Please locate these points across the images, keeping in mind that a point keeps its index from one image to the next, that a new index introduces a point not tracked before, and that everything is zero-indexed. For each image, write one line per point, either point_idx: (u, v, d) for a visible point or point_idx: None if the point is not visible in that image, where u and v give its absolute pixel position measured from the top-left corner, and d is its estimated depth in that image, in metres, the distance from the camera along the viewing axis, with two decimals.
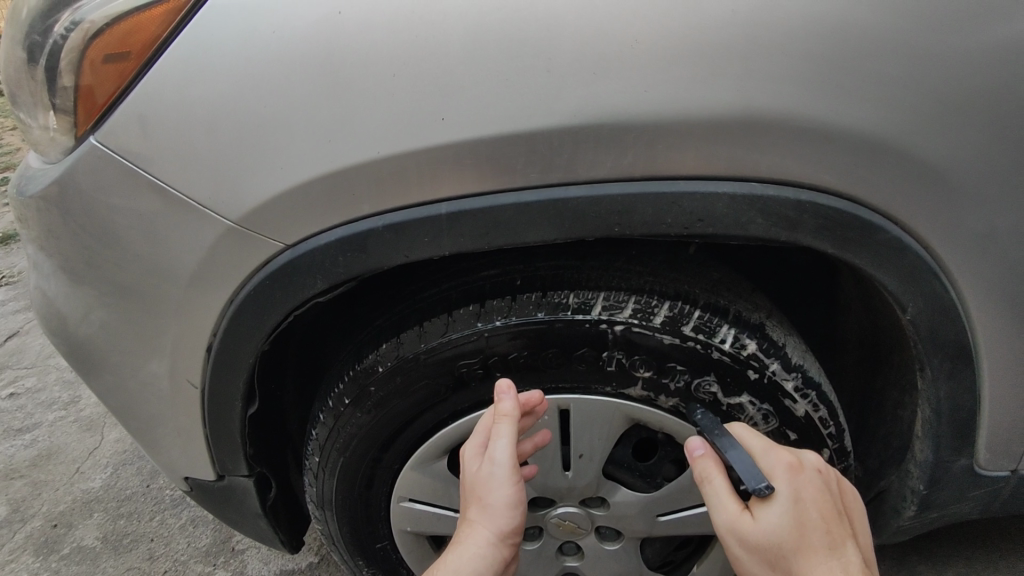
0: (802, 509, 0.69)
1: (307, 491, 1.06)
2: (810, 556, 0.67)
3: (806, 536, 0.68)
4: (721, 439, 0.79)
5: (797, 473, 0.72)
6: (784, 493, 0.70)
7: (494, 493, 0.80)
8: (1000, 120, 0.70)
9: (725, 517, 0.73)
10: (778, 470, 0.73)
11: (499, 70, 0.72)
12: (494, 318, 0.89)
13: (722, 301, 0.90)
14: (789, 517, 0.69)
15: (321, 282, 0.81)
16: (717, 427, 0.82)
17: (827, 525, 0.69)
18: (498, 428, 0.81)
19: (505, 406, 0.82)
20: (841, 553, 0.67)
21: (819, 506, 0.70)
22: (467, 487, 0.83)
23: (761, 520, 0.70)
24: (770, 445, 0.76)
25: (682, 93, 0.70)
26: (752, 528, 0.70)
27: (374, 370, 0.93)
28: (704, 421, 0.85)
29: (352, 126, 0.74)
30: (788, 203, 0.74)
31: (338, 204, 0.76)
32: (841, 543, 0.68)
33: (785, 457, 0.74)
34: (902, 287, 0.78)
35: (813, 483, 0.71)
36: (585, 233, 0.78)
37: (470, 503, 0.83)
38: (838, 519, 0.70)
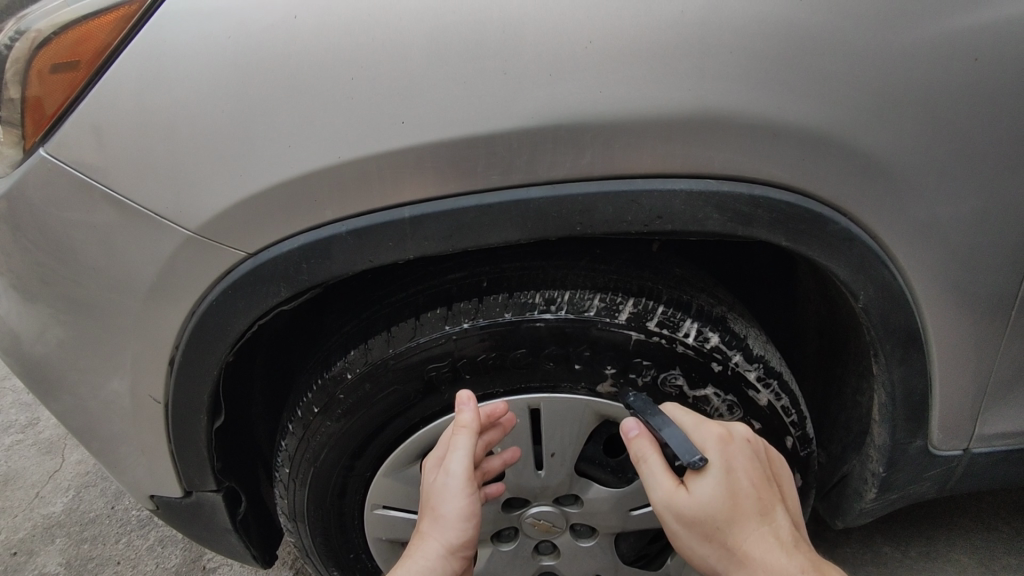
0: (734, 479, 0.75)
1: (279, 503, 1.06)
2: (743, 524, 0.74)
3: (738, 505, 0.74)
4: (655, 418, 0.80)
5: (727, 444, 0.77)
6: (717, 465, 0.75)
7: (446, 504, 0.83)
8: (948, 105, 0.69)
9: (660, 493, 0.76)
10: (709, 443, 0.77)
11: (452, 71, 0.65)
12: (462, 321, 0.84)
13: (685, 295, 0.88)
14: (722, 488, 0.74)
15: (285, 291, 0.75)
16: (649, 405, 0.83)
17: (757, 492, 0.75)
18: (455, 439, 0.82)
19: (464, 417, 0.83)
20: (770, 517, 0.75)
21: (749, 475, 0.76)
22: (424, 497, 0.86)
23: (696, 493, 0.75)
24: (700, 419, 0.80)
25: (635, 93, 0.65)
26: (687, 500, 0.75)
27: (342, 378, 0.89)
28: (637, 401, 0.84)
29: (298, 136, 0.67)
30: (741, 199, 0.71)
31: (283, 216, 0.71)
32: (769, 507, 0.75)
33: (715, 429, 0.78)
34: (854, 277, 0.78)
35: (743, 453, 0.77)
36: (547, 233, 0.72)
37: (424, 512, 0.86)
38: (765, 484, 0.77)
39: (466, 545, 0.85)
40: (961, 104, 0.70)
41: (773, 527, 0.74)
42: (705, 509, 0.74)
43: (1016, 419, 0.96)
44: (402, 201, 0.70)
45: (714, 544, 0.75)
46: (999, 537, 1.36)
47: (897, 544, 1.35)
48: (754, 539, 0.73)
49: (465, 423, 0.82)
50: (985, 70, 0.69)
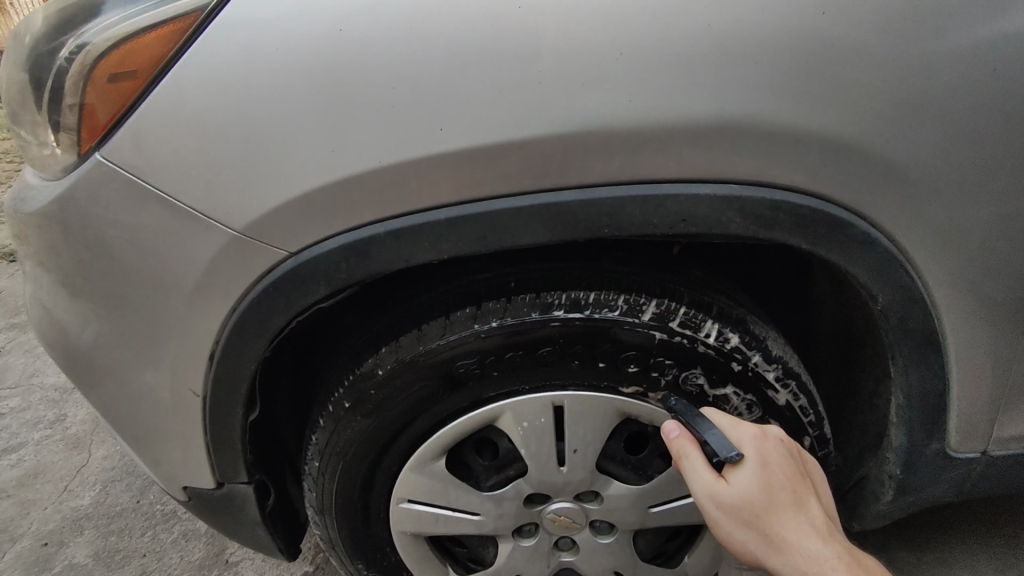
0: (770, 471, 0.78)
1: (307, 497, 1.09)
2: (781, 514, 0.76)
3: (775, 496, 0.77)
4: (696, 421, 0.84)
5: (762, 441, 0.81)
6: (754, 460, 0.79)
7: None
8: (966, 114, 0.72)
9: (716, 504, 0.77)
10: (745, 438, 0.81)
11: (488, 81, 0.68)
12: (490, 319, 0.87)
13: (706, 296, 0.90)
14: (758, 479, 0.77)
15: (323, 289, 0.79)
16: (690, 409, 0.88)
17: (792, 484, 0.78)
18: None
19: None
20: (805, 508, 0.77)
21: (783, 468, 0.79)
22: None
23: (735, 484, 0.78)
24: (735, 420, 0.84)
25: (663, 102, 0.68)
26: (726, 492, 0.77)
27: (373, 374, 0.93)
28: (678, 406, 0.88)
29: (341, 141, 0.70)
30: (763, 204, 0.74)
31: (323, 218, 0.74)
32: (804, 499, 0.78)
33: (750, 427, 0.82)
34: (873, 280, 0.80)
35: (776, 450, 0.81)
36: (576, 236, 0.74)
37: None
38: (801, 479, 0.79)
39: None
40: (979, 113, 0.72)
41: (810, 516, 0.77)
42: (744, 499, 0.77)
43: None
44: (436, 204, 0.73)
45: (753, 532, 0.77)
46: (1014, 543, 1.36)
47: (911, 548, 1.36)
48: (791, 527, 0.76)
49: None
50: (1003, 80, 0.71)
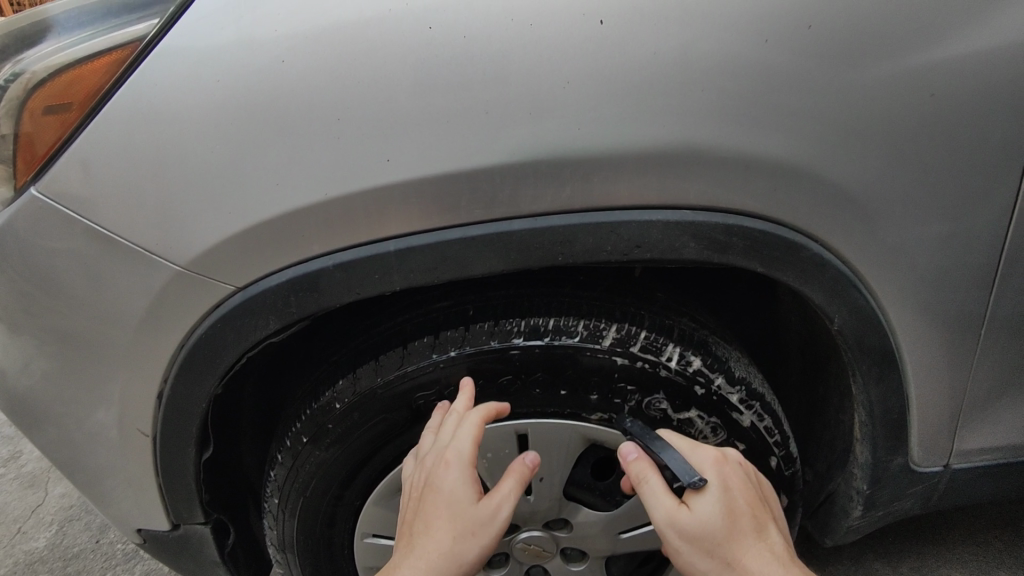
0: (731, 497, 0.77)
1: (268, 534, 1.06)
2: (742, 541, 0.76)
3: (737, 521, 0.76)
4: (654, 443, 0.82)
5: (722, 465, 0.80)
6: (716, 484, 0.78)
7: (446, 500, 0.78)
8: (910, 136, 0.73)
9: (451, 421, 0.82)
10: (707, 463, 0.80)
11: (434, 110, 0.67)
12: (448, 349, 0.86)
13: (667, 319, 0.90)
14: (720, 505, 0.76)
15: (273, 323, 0.76)
16: (647, 431, 0.85)
17: (750, 509, 0.78)
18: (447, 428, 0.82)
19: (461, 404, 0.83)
20: (766, 535, 0.77)
21: (743, 493, 0.78)
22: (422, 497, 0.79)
23: (696, 511, 0.76)
24: (694, 443, 0.83)
25: (611, 130, 0.68)
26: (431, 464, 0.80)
27: (331, 408, 0.90)
28: (635, 429, 0.86)
29: (286, 173, 0.69)
30: (717, 228, 0.74)
31: (271, 251, 0.73)
32: (764, 523, 0.78)
33: (710, 452, 0.81)
34: (829, 300, 0.80)
35: (736, 473, 0.80)
36: (529, 264, 0.73)
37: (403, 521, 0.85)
38: (759, 503, 0.79)
39: (477, 536, 0.76)
40: (922, 135, 0.73)
41: (770, 543, 0.77)
42: (452, 498, 0.77)
43: (994, 436, 0.98)
44: (386, 235, 0.72)
45: (715, 561, 0.76)
46: (984, 552, 1.37)
47: (885, 561, 1.36)
48: (753, 555, 0.75)
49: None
50: (944, 102, 0.72)
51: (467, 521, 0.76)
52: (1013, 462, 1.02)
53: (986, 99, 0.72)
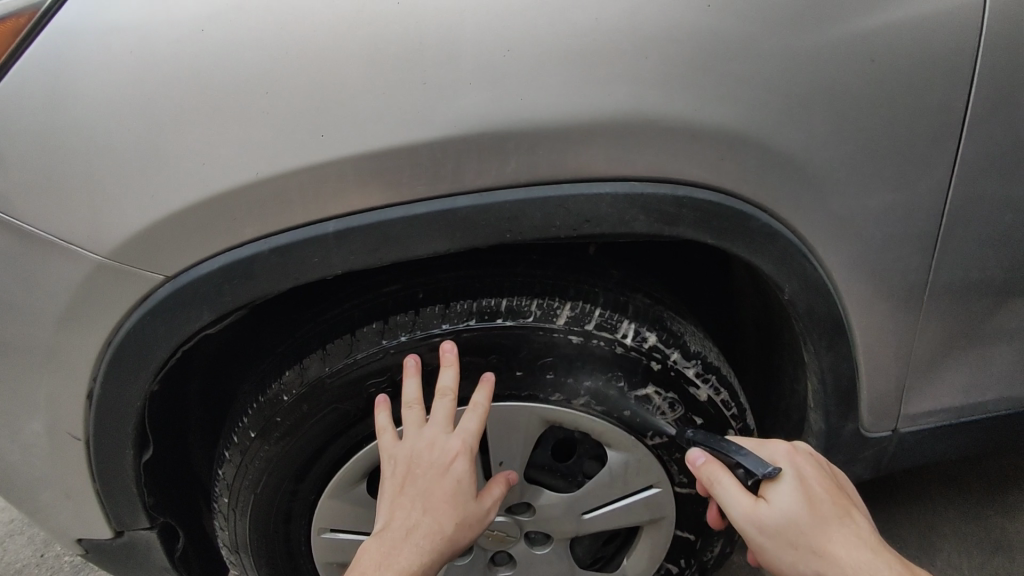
0: (808, 486, 0.79)
1: (219, 536, 1.02)
2: (827, 527, 0.76)
3: (819, 509, 0.77)
4: (721, 445, 0.85)
5: (795, 457, 0.82)
6: (790, 474, 0.80)
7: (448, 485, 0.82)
8: (853, 103, 0.73)
9: (445, 405, 0.82)
10: (780, 456, 0.83)
11: (369, 82, 0.64)
12: (398, 334, 0.83)
13: (621, 296, 0.89)
14: (798, 494, 0.78)
15: (208, 313, 0.72)
16: (710, 437, 0.88)
17: (830, 496, 0.79)
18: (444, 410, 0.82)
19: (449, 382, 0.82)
20: (851, 520, 0.77)
21: (819, 481, 0.80)
22: (422, 480, 0.81)
23: (775, 503, 0.78)
24: (764, 442, 0.86)
25: (555, 100, 0.66)
26: (438, 449, 0.82)
27: (278, 401, 0.87)
28: (697, 435, 0.89)
29: (213, 152, 0.65)
30: (666, 200, 0.73)
31: (201, 237, 0.68)
32: (847, 510, 0.78)
33: (781, 445, 0.84)
34: (780, 270, 0.80)
35: (809, 464, 0.82)
36: (477, 243, 0.71)
37: (384, 493, 0.83)
38: (838, 491, 0.80)
39: (471, 527, 0.84)
40: (865, 103, 0.73)
41: (857, 529, 0.77)
42: (460, 489, 0.82)
43: (939, 399, 1.01)
44: (326, 216, 0.68)
45: (801, 550, 0.76)
46: (933, 511, 1.43)
47: None
48: (838, 539, 0.75)
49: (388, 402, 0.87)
50: (884, 69, 0.72)
51: (467, 510, 0.83)
52: (958, 423, 1.05)
53: (924, 66, 0.73)
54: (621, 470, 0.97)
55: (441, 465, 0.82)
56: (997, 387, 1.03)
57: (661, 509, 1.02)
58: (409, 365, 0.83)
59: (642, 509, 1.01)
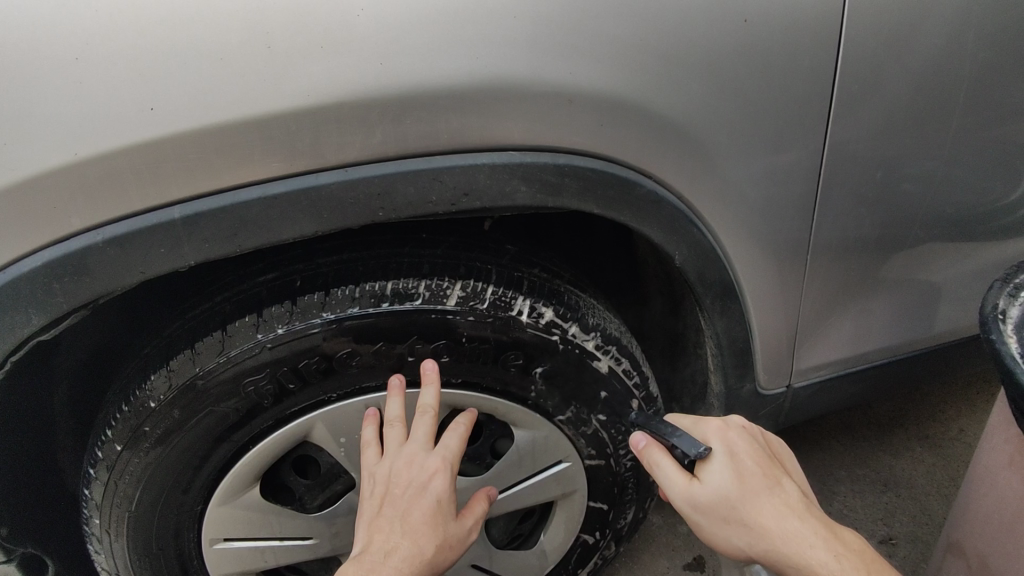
0: (738, 461, 0.77)
1: (96, 560, 0.92)
2: (755, 500, 0.73)
3: (748, 483, 0.75)
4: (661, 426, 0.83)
5: (726, 432, 0.80)
6: (721, 451, 0.78)
7: (427, 504, 0.79)
8: (729, 66, 0.72)
9: (426, 422, 0.82)
10: (710, 434, 0.81)
11: (203, 46, 0.56)
12: (274, 327, 0.77)
13: (515, 272, 0.86)
14: (729, 471, 0.76)
15: (37, 318, 0.63)
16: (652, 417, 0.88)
17: (761, 468, 0.76)
18: (423, 424, 0.82)
19: (429, 399, 0.82)
20: (779, 488, 0.75)
21: (752, 455, 0.78)
22: (402, 498, 0.79)
23: (708, 481, 0.76)
24: (699, 418, 0.84)
25: (419, 63, 0.60)
26: (417, 466, 0.80)
27: (145, 408, 0.78)
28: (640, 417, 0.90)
29: (18, 130, 0.55)
30: (547, 169, 0.70)
31: (16, 228, 0.59)
32: (776, 479, 0.76)
33: (713, 423, 0.82)
34: (668, 238, 0.80)
35: (742, 438, 0.80)
36: (348, 223, 0.65)
37: (362, 516, 0.81)
38: (770, 461, 0.78)
39: (453, 548, 0.81)
40: (741, 65, 0.72)
41: (785, 496, 0.74)
42: (439, 507, 0.79)
43: (827, 353, 1.06)
44: (167, 199, 0.61)
45: (734, 526, 0.74)
46: (830, 456, 1.52)
47: None
48: (767, 510, 0.73)
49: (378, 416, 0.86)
50: (757, 31, 0.72)
51: (447, 530, 0.80)
52: (844, 375, 1.11)
53: (795, 27, 0.73)
54: (529, 448, 0.95)
55: (419, 483, 0.80)
56: (878, 337, 1.09)
57: (573, 482, 1.02)
58: (393, 383, 0.83)
59: (554, 485, 1.00)
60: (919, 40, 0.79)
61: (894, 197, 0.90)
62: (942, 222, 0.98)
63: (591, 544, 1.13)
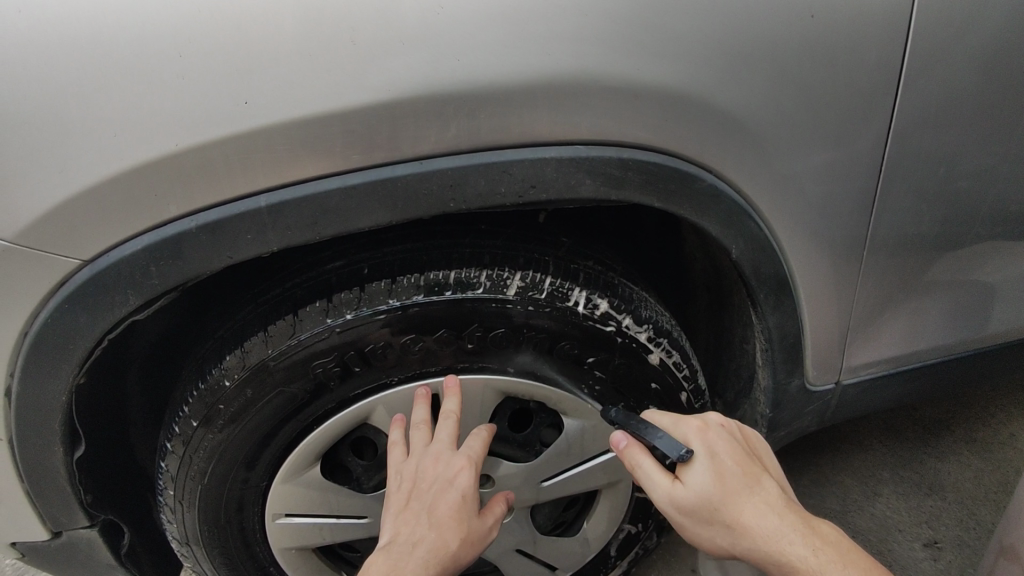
0: (720, 462, 0.77)
1: (168, 529, 0.98)
2: (738, 501, 0.75)
3: (729, 484, 0.76)
4: (640, 427, 0.83)
5: (707, 432, 0.81)
6: (702, 452, 0.78)
7: (451, 502, 0.84)
8: (793, 61, 0.72)
9: (450, 426, 0.86)
10: (691, 434, 0.81)
11: (294, 44, 0.60)
12: (343, 313, 0.80)
13: (572, 264, 0.88)
14: (712, 472, 0.77)
15: (134, 298, 0.67)
16: (632, 417, 0.85)
17: (742, 467, 0.78)
18: (447, 428, 0.86)
19: (452, 405, 0.87)
20: (760, 487, 0.77)
21: (732, 454, 0.78)
22: (429, 495, 0.84)
23: (692, 483, 0.77)
24: (676, 417, 0.84)
25: (493, 59, 0.63)
26: (442, 465, 0.85)
27: (220, 387, 0.83)
28: (618, 414, 0.87)
29: (127, 121, 0.59)
30: (611, 163, 0.71)
31: (121, 213, 0.63)
32: (756, 477, 0.77)
33: (692, 422, 0.82)
34: (724, 231, 0.81)
35: (721, 437, 0.81)
36: (420, 213, 0.68)
37: (388, 510, 0.85)
38: (749, 459, 0.79)
39: (475, 543, 0.86)
40: (805, 59, 0.73)
41: (765, 495, 0.76)
42: (464, 503, 0.84)
43: (878, 351, 1.05)
44: (255, 189, 0.64)
45: (718, 526, 0.76)
46: (874, 457, 1.51)
47: (791, 476, 1.46)
48: (749, 510, 0.75)
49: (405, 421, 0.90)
50: (821, 26, 0.72)
51: (471, 527, 0.85)
52: (895, 374, 1.10)
53: (860, 22, 0.74)
54: (579, 437, 0.97)
55: (445, 480, 0.85)
56: (932, 336, 1.08)
57: (619, 472, 1.03)
58: (419, 390, 0.88)
59: (601, 473, 1.02)
60: (986, 35, 0.78)
61: (954, 193, 0.89)
62: (1003, 219, 0.96)
63: (633, 534, 1.15)
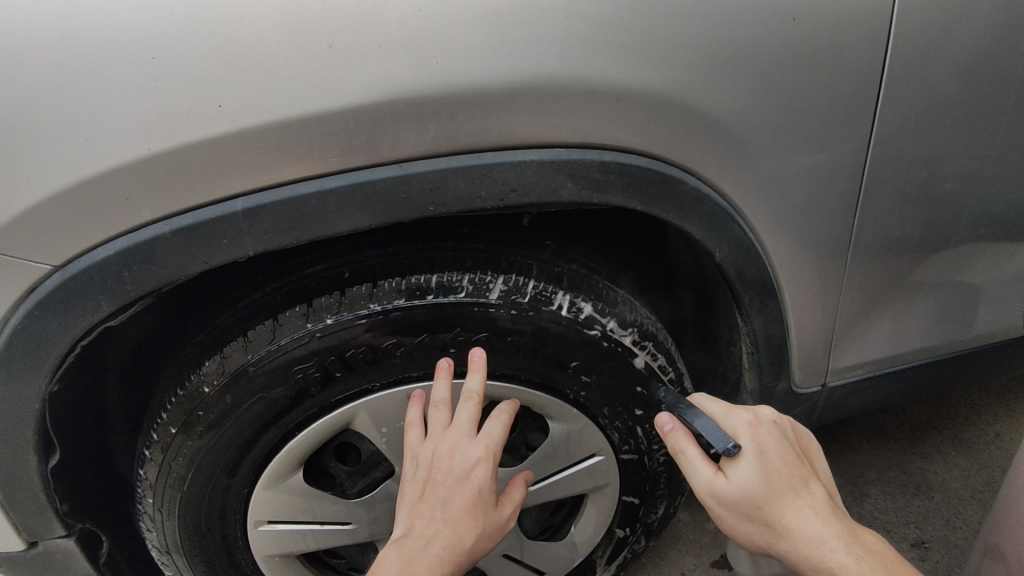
0: (767, 460, 0.76)
1: (147, 537, 0.97)
2: (781, 502, 0.74)
3: (774, 484, 0.74)
4: (688, 412, 0.84)
5: (757, 428, 0.79)
6: (749, 449, 0.77)
7: (468, 494, 0.79)
8: (775, 64, 0.72)
9: (470, 408, 0.82)
10: (741, 428, 0.79)
11: (268, 46, 0.59)
12: (323, 317, 0.79)
13: (554, 267, 0.88)
14: (757, 470, 0.75)
15: (107, 304, 0.66)
16: (680, 399, 0.88)
17: (790, 468, 0.75)
18: (468, 411, 0.82)
19: (474, 386, 0.82)
20: (807, 490, 0.75)
21: (781, 455, 0.76)
22: (445, 485, 0.80)
23: (734, 477, 0.76)
24: (727, 407, 0.83)
25: (472, 62, 0.62)
26: (460, 454, 0.80)
27: (199, 393, 0.82)
28: (668, 396, 0.90)
29: (97, 125, 0.58)
30: (593, 166, 0.71)
31: (93, 218, 0.62)
32: (803, 479, 0.75)
33: (744, 416, 0.80)
34: (708, 234, 0.80)
35: (772, 435, 0.78)
36: (400, 217, 0.68)
37: (403, 497, 0.82)
38: (799, 460, 0.77)
39: (490, 536, 0.82)
40: (787, 63, 0.73)
41: (811, 498, 0.74)
42: (480, 497, 0.80)
43: (863, 353, 1.05)
44: (230, 193, 0.63)
45: (755, 523, 0.76)
46: (861, 458, 1.51)
47: None
48: (792, 513, 0.73)
49: (423, 399, 0.86)
50: (803, 30, 0.72)
51: (486, 520, 0.81)
52: (881, 375, 1.10)
53: (842, 26, 0.73)
54: (564, 441, 0.97)
55: (462, 472, 0.80)
56: (917, 338, 1.08)
57: (605, 476, 1.03)
58: (442, 364, 0.84)
59: (587, 478, 1.01)
60: (967, 39, 0.78)
61: (936, 196, 0.89)
62: (986, 222, 0.97)
63: (621, 538, 1.14)
